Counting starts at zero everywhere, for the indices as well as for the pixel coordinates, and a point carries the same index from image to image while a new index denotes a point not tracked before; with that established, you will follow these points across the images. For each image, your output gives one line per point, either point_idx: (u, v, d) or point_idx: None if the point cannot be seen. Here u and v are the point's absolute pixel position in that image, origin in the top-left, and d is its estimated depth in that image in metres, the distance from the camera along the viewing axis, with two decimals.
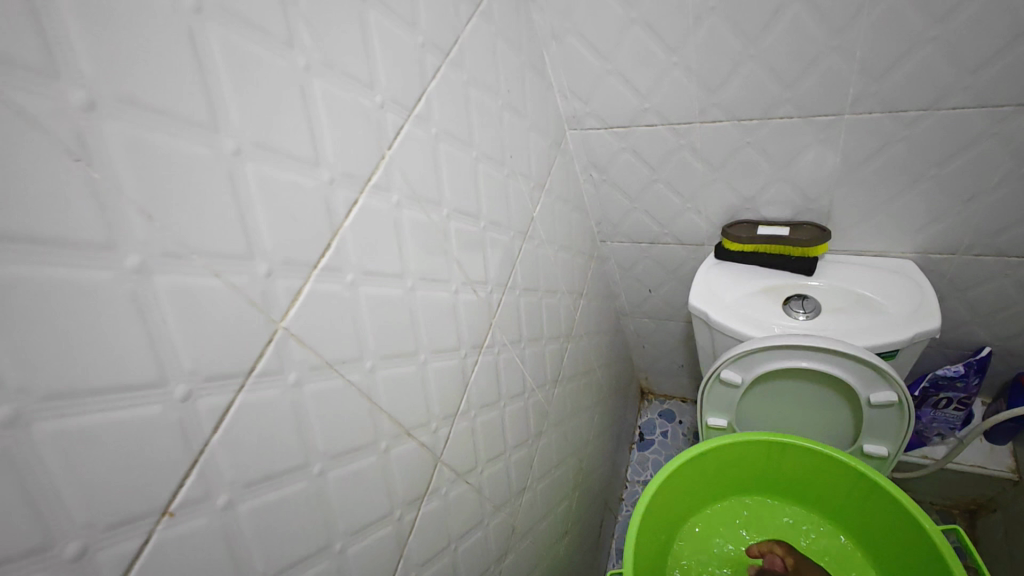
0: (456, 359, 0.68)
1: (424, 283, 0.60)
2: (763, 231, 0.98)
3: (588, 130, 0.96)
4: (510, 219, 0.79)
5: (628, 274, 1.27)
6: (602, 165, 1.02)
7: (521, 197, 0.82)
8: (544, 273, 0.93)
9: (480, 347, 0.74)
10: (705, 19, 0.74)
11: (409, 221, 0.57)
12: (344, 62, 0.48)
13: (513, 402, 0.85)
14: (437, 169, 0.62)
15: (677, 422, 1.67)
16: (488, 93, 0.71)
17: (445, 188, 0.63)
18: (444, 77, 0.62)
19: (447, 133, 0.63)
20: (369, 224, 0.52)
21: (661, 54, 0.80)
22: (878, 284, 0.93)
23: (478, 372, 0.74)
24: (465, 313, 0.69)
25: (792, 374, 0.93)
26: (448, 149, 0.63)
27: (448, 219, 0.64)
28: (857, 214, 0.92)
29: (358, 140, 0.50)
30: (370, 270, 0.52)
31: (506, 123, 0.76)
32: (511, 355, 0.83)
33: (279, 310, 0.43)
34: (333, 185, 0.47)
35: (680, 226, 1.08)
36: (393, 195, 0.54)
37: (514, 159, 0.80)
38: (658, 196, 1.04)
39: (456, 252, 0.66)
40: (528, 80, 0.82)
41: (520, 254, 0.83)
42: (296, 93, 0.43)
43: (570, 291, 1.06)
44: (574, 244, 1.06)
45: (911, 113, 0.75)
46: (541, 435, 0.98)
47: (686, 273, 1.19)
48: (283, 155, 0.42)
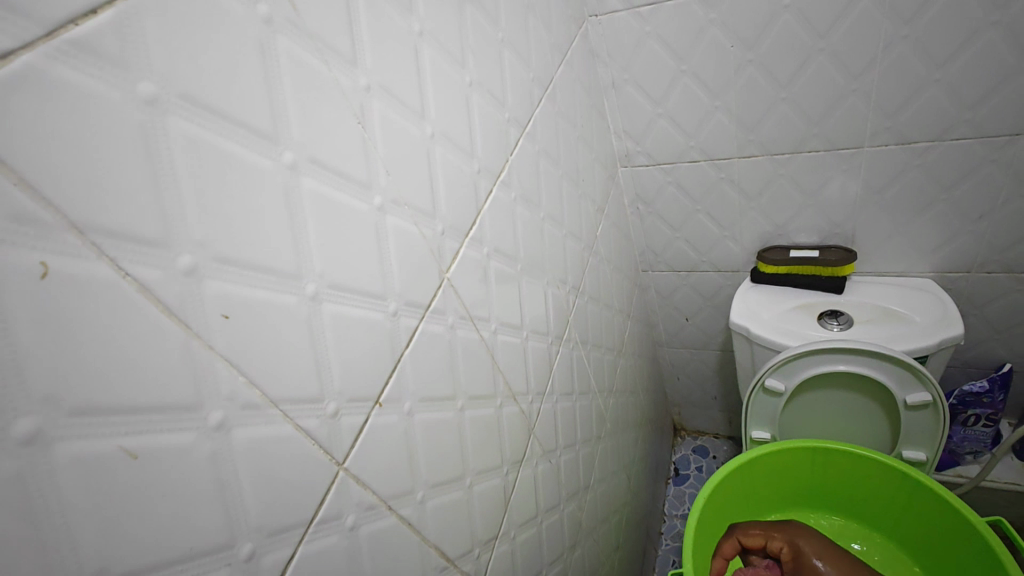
0: (546, 343, 0.78)
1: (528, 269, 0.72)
2: (795, 254, 1.10)
3: (638, 166, 1.11)
4: (581, 233, 0.92)
5: (666, 303, 1.38)
6: (649, 198, 1.16)
7: (589, 216, 0.95)
8: (603, 287, 1.04)
9: (561, 338, 0.84)
10: (744, 69, 0.90)
11: (521, 215, 0.69)
12: (489, 84, 0.62)
13: (582, 399, 0.93)
14: (538, 179, 0.75)
15: (711, 457, 1.71)
16: (569, 125, 0.86)
17: (542, 194, 0.76)
18: (544, 106, 0.76)
19: (544, 151, 0.77)
20: (497, 211, 0.64)
21: (706, 99, 0.96)
22: (903, 299, 1.04)
23: (559, 360, 0.83)
24: (552, 304, 0.80)
25: (832, 382, 1.02)
26: (544, 163, 0.77)
27: (543, 221, 0.76)
28: (878, 237, 1.04)
29: (496, 144, 0.63)
30: (498, 248, 0.64)
31: (580, 151, 0.90)
32: (581, 354, 0.92)
33: (447, 261, 0.54)
34: (479, 175, 0.60)
35: (718, 254, 1.21)
36: (512, 192, 0.67)
37: (584, 183, 0.93)
38: (698, 226, 1.17)
39: (548, 249, 0.78)
40: (594, 119, 0.97)
41: (587, 265, 0.95)
42: (463, 101, 0.57)
43: (621, 310, 1.16)
44: (623, 268, 1.18)
45: (922, 144, 0.89)
46: (601, 441, 1.05)
47: (722, 300, 1.30)
48: (455, 145, 0.55)
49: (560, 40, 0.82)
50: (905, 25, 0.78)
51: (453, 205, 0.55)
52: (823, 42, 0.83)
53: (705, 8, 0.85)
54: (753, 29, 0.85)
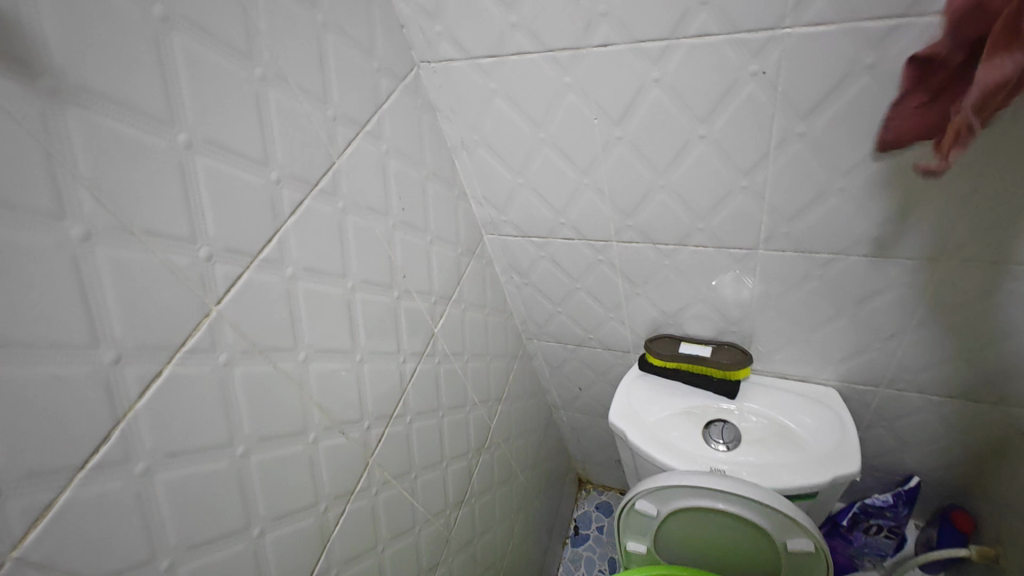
0: (312, 518, 0.60)
1: (261, 446, 0.53)
2: (686, 348, 0.94)
3: (505, 237, 0.91)
4: (399, 342, 0.73)
5: (557, 372, 1.21)
6: (523, 269, 0.96)
7: (417, 316, 0.76)
8: (447, 389, 0.85)
9: (350, 495, 0.66)
10: (613, 146, 0.70)
11: (243, 380, 0.50)
12: (153, 220, 0.41)
13: (395, 542, 0.76)
14: (293, 313, 0.55)
15: (614, 516, 1.58)
16: (375, 216, 0.65)
17: (303, 330, 0.56)
18: (309, 211, 0.56)
19: (308, 269, 0.56)
20: (178, 398, 0.44)
21: (572, 174, 0.76)
22: (802, 416, 0.89)
23: (344, 522, 0.65)
24: (325, 462, 0.61)
25: (710, 513, 0.87)
26: (307, 285, 0.56)
27: (305, 364, 0.57)
28: (779, 339, 0.88)
29: (170, 307, 0.43)
30: (173, 450, 0.44)
31: (398, 242, 0.70)
32: (395, 490, 0.75)
33: (9, 541, 0.35)
34: (118, 366, 0.40)
35: (605, 334, 1.03)
36: (219, 355, 0.47)
37: (409, 277, 0.73)
38: (581, 304, 0.99)
39: (317, 396, 0.59)
40: (433, 191, 0.77)
41: (414, 377, 0.77)
42: (68, 273, 0.36)
43: (484, 399, 0.98)
44: (491, 348, 0.99)
45: (824, 256, 0.72)
46: (440, 565, 0.89)
47: (615, 377, 1.13)
48: (39, 347, 0.35)
49: (354, 107, 0.60)
50: (801, 121, 0.59)
51: (23, 447, 0.35)
52: (704, 128, 0.64)
53: (558, 69, 0.65)
54: (618, 102, 0.65)
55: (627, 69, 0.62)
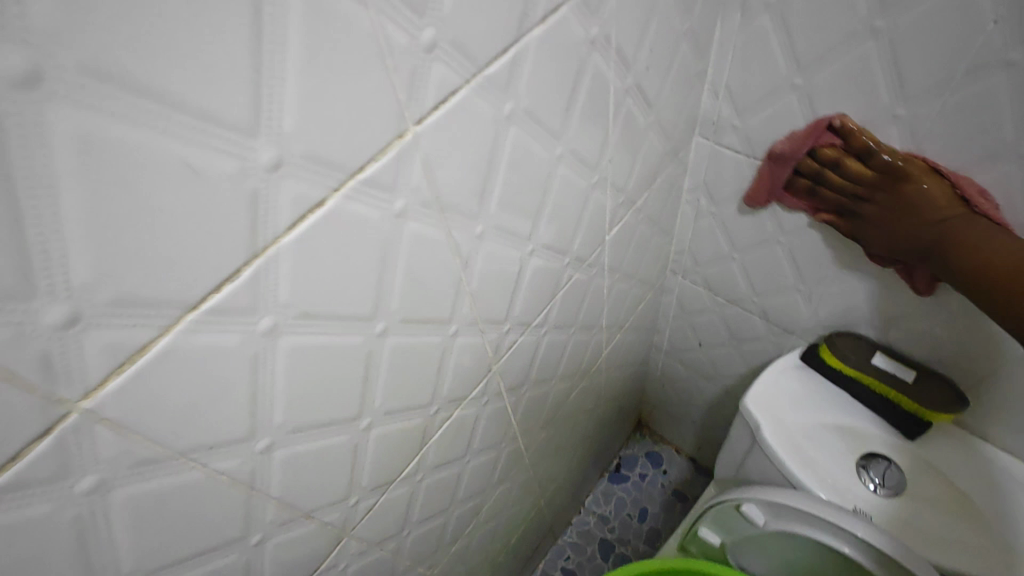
0: (420, 419, 0.48)
1: (403, 327, 0.39)
2: (881, 362, 0.74)
3: (723, 149, 0.69)
4: (571, 242, 0.56)
5: (683, 318, 1.04)
6: (718, 196, 0.76)
7: (600, 216, 0.59)
8: (587, 308, 0.70)
9: (463, 400, 0.54)
10: (986, 75, 0.47)
11: (412, 241, 0.35)
12: None
13: (482, 455, 0.66)
14: (491, 168, 0.39)
15: (661, 470, 1.50)
16: (618, 67, 0.46)
17: (492, 196, 0.40)
18: (561, 25, 0.37)
19: (527, 112, 0.39)
20: (333, 239, 0.30)
21: (884, 97, 0.53)
22: (995, 493, 0.69)
23: (447, 428, 0.54)
24: (455, 361, 0.48)
25: (827, 555, 0.73)
26: (519, 135, 0.39)
27: (478, 242, 0.41)
28: (1016, 398, 0.68)
29: (367, 115, 0.28)
30: (309, 311, 0.32)
31: (624, 113, 0.51)
32: (504, 403, 0.63)
33: (80, 385, 0.24)
34: (275, 177, 0.26)
35: (776, 304, 0.84)
36: (396, 201, 0.33)
37: (613, 164, 0.55)
38: (768, 261, 0.79)
39: (476, 284, 0.44)
40: (681, 57, 0.55)
41: (568, 285, 0.61)
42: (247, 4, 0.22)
43: (610, 325, 0.83)
44: (639, 274, 0.82)
45: None
46: (505, 480, 0.80)
47: (753, 350, 0.96)
48: (186, 112, 0.22)
49: None
50: None
51: (113, 263, 0.23)
52: None
53: None
54: None
55: None
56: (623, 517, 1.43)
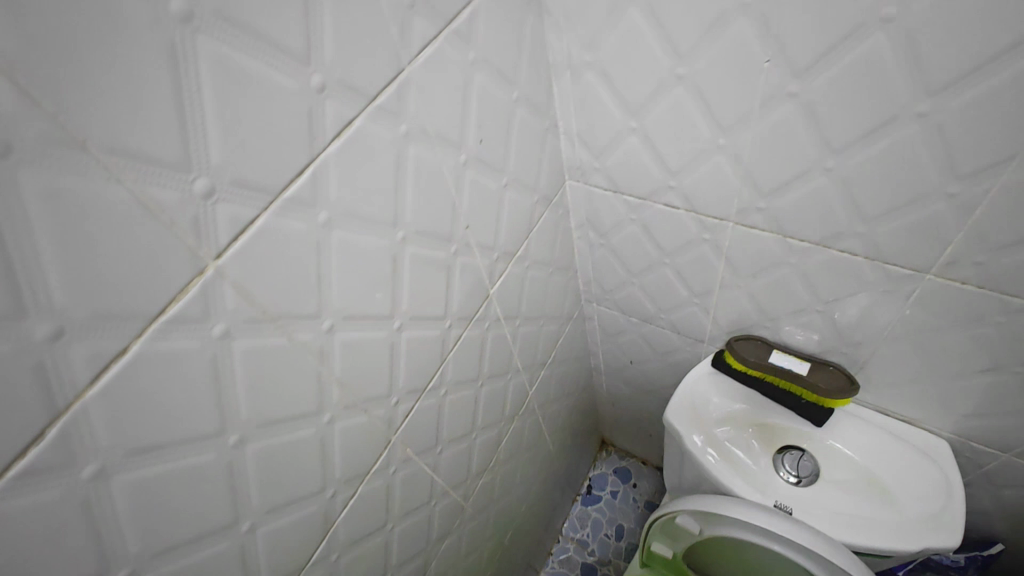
0: (315, 506, 0.50)
1: (261, 432, 0.41)
2: (779, 359, 0.78)
3: (593, 188, 0.74)
4: (447, 306, 0.59)
5: (610, 340, 1.07)
6: (602, 228, 0.80)
7: (474, 275, 0.62)
8: (491, 357, 0.73)
9: (364, 476, 0.55)
10: (777, 106, 0.51)
11: (246, 355, 0.38)
12: (133, 139, 0.28)
13: (408, 519, 0.67)
14: (322, 271, 0.41)
15: (631, 484, 1.53)
16: (444, 149, 0.49)
17: (332, 293, 0.43)
18: (359, 134, 0.40)
19: (347, 214, 0.42)
20: (151, 379, 0.32)
21: (705, 131, 0.57)
22: (898, 467, 0.74)
23: (352, 506, 0.55)
24: (339, 444, 0.50)
25: (758, 552, 0.76)
26: (344, 235, 0.42)
27: (329, 334, 0.44)
28: (899, 375, 0.72)
29: (154, 265, 0.30)
30: (140, 447, 0.33)
31: (468, 184, 0.54)
32: (418, 467, 0.65)
33: None
34: (59, 344, 0.27)
35: (681, 318, 0.88)
36: (214, 327, 0.35)
37: (472, 228, 0.58)
38: (662, 280, 0.83)
39: (339, 371, 0.47)
40: (520, 121, 0.59)
41: (458, 344, 0.64)
42: None
43: (528, 364, 0.86)
44: (547, 311, 0.86)
45: (1019, 302, 0.55)
46: (449, 534, 0.82)
47: (676, 361, 0.99)
48: None
49: None
50: None
51: None
52: (929, 105, 0.45)
53: None
54: (809, 46, 0.46)
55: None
56: (601, 538, 1.44)
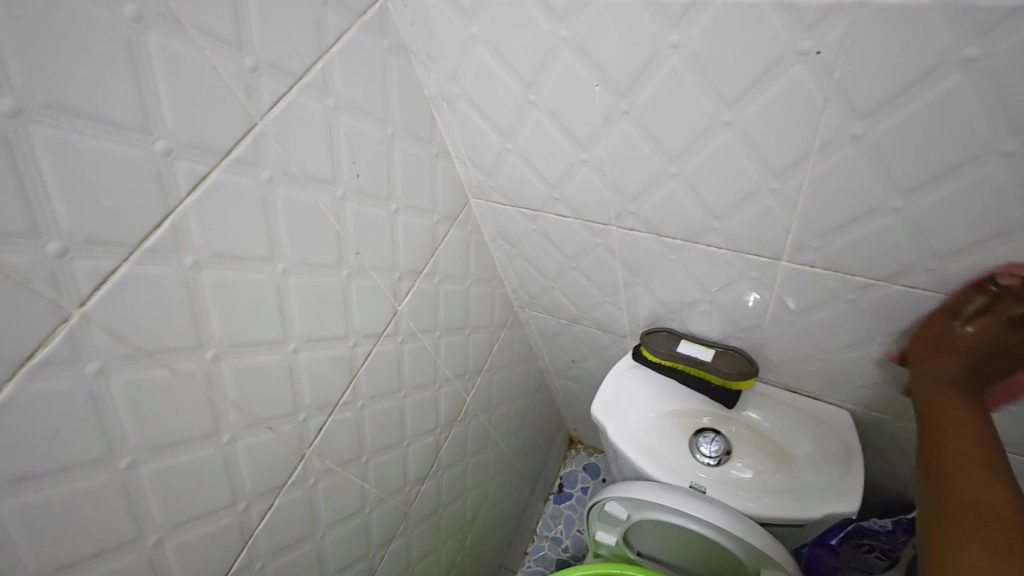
0: (227, 518, 0.55)
1: (154, 454, 0.46)
2: (687, 348, 0.84)
3: (494, 203, 0.79)
4: (349, 325, 0.64)
5: (549, 342, 1.12)
6: (513, 239, 0.85)
7: (375, 295, 0.67)
8: (412, 369, 0.78)
9: (280, 488, 0.60)
10: (616, 122, 0.57)
11: (127, 387, 0.43)
12: None
13: (340, 526, 0.72)
14: (198, 307, 0.47)
15: (600, 479, 1.57)
16: (315, 186, 0.55)
17: (213, 325, 0.48)
18: (217, 185, 0.46)
19: (217, 255, 0.47)
20: (27, 416, 0.37)
21: (568, 147, 0.63)
22: (803, 440, 0.79)
23: (271, 517, 0.61)
24: (245, 460, 0.55)
25: (676, 527, 0.81)
26: (216, 273, 0.47)
27: (216, 361, 0.49)
28: (791, 354, 0.77)
29: (15, 319, 0.35)
30: (25, 474, 0.38)
31: (350, 215, 0.60)
32: (342, 476, 0.70)
33: None
34: None
35: (601, 316, 0.93)
36: (88, 365, 0.40)
37: (365, 253, 0.64)
38: (575, 283, 0.88)
39: (233, 393, 0.52)
40: (402, 152, 0.65)
41: (370, 359, 0.69)
42: None
43: (460, 372, 0.91)
44: (473, 321, 0.91)
45: (860, 279, 0.60)
46: (394, 539, 0.86)
47: (609, 357, 1.05)
48: None
49: (286, 52, 0.48)
50: (860, 121, 0.45)
51: None
52: (731, 113, 0.50)
53: (552, 19, 0.51)
54: (626, 70, 0.52)
55: (638, 29, 0.48)
56: (573, 534, 1.49)
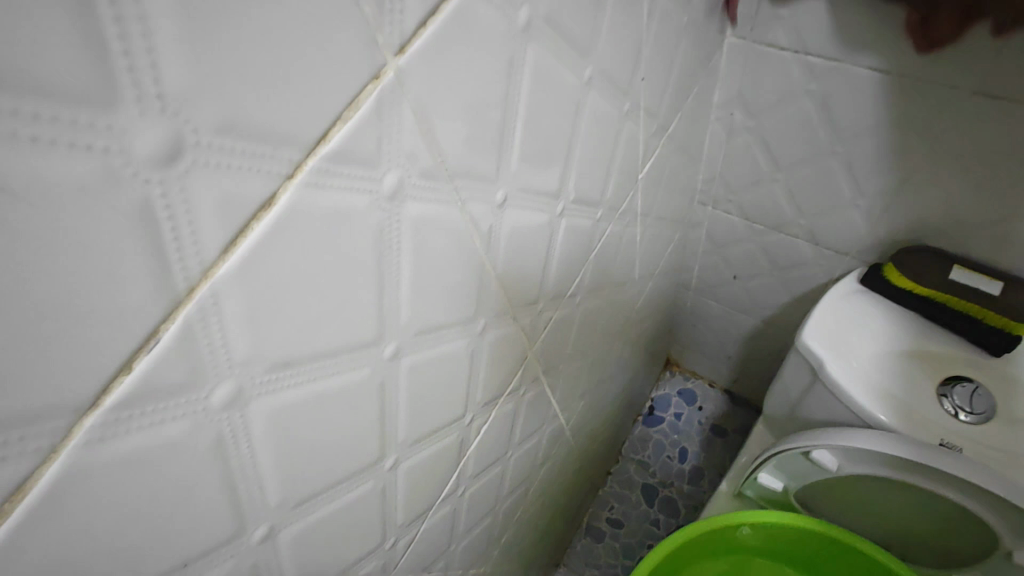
0: (455, 434, 0.39)
1: (419, 340, 0.29)
2: (959, 275, 0.66)
3: (762, 45, 0.59)
4: (605, 190, 0.45)
5: (714, 253, 0.94)
6: (757, 107, 0.64)
7: (634, 152, 0.48)
8: (621, 261, 0.60)
9: (500, 397, 0.45)
10: None
11: (416, 228, 0.25)
12: None
13: (523, 445, 0.58)
14: (508, 110, 0.28)
15: (696, 407, 1.46)
16: None
17: (514, 149, 0.30)
18: None
19: (548, 20, 0.27)
20: (301, 248, 0.20)
21: None
22: None
23: (484, 432, 0.45)
24: (487, 358, 0.39)
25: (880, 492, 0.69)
26: (541, 54, 0.28)
27: (500, 210, 0.31)
28: None
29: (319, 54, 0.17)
30: (287, 355, 0.21)
31: (657, 16, 0.39)
32: (542, 386, 0.55)
33: None
34: (180, 170, 0.16)
35: (828, 225, 0.73)
36: (388, 178, 0.22)
37: (647, 83, 0.43)
38: (818, 176, 0.68)
39: (501, 261, 0.34)
40: None
41: (602, 240, 0.51)
42: None
43: (643, 272, 0.74)
44: (669, 211, 0.72)
45: None
46: (547, 460, 0.73)
47: (798, 278, 0.86)
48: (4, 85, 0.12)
49: None
50: None
51: None
52: None
53: None
54: None
55: None
56: (663, 460, 1.39)
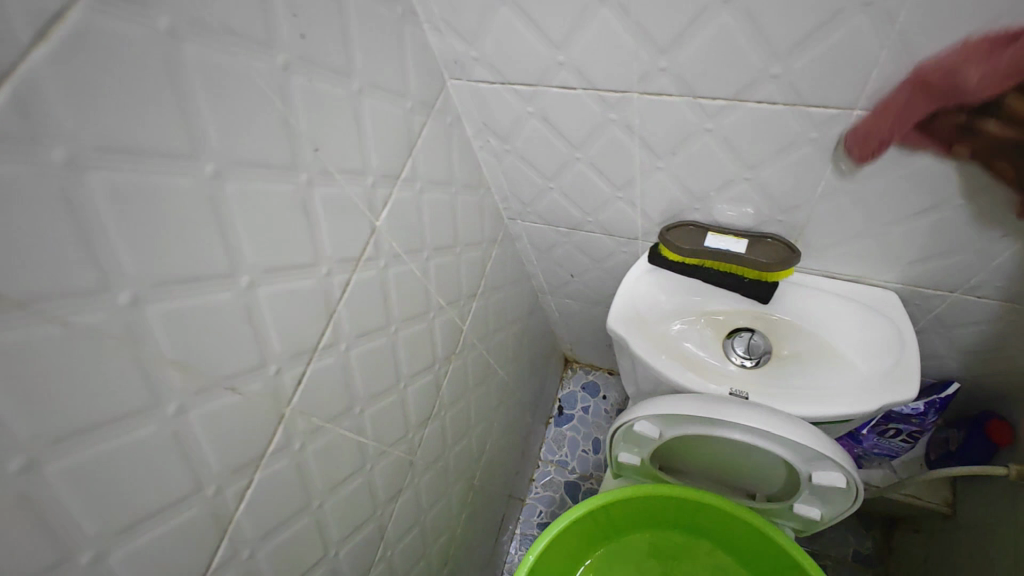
0: (195, 508, 0.42)
1: (64, 447, 0.32)
2: (714, 241, 0.72)
3: (478, 83, 0.63)
4: (318, 249, 0.49)
5: (545, 258, 1.00)
6: (503, 132, 0.70)
7: (347, 208, 0.52)
8: (401, 298, 0.64)
9: (258, 460, 0.48)
10: None
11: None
12: None
13: (339, 490, 0.61)
14: (85, 230, 0.31)
15: (601, 397, 1.52)
16: (244, 48, 0.38)
17: (119, 257, 0.33)
18: (84, 35, 0.29)
19: (104, 149, 0.31)
20: None
21: None
22: (857, 333, 0.70)
23: (253, 495, 0.48)
24: (206, 433, 0.42)
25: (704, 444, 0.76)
26: (110, 178, 0.32)
27: (133, 310, 0.34)
28: (837, 236, 0.67)
29: None
30: None
31: (299, 95, 0.44)
32: (335, 433, 0.58)
33: None
34: None
35: (609, 217, 0.80)
36: None
37: (325, 151, 0.48)
38: (579, 178, 0.74)
39: (169, 349, 0.37)
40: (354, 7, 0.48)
41: (350, 290, 0.55)
42: None
43: (454, 298, 0.78)
44: (462, 238, 0.77)
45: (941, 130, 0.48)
46: (401, 492, 0.76)
47: (615, 266, 0.93)
48: None
49: None
50: None
51: None
52: None
53: None
54: None
55: None
56: (579, 456, 1.44)
